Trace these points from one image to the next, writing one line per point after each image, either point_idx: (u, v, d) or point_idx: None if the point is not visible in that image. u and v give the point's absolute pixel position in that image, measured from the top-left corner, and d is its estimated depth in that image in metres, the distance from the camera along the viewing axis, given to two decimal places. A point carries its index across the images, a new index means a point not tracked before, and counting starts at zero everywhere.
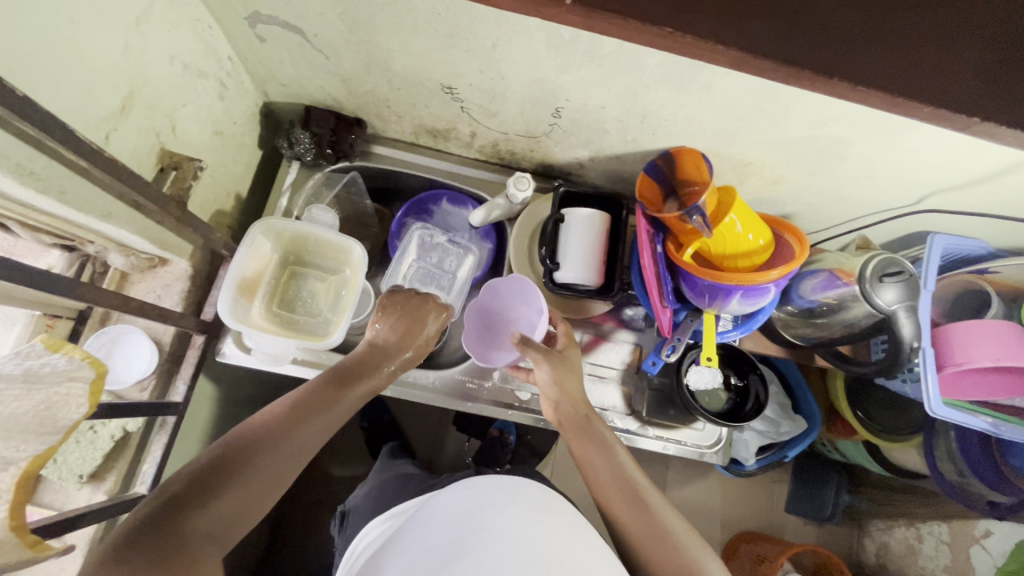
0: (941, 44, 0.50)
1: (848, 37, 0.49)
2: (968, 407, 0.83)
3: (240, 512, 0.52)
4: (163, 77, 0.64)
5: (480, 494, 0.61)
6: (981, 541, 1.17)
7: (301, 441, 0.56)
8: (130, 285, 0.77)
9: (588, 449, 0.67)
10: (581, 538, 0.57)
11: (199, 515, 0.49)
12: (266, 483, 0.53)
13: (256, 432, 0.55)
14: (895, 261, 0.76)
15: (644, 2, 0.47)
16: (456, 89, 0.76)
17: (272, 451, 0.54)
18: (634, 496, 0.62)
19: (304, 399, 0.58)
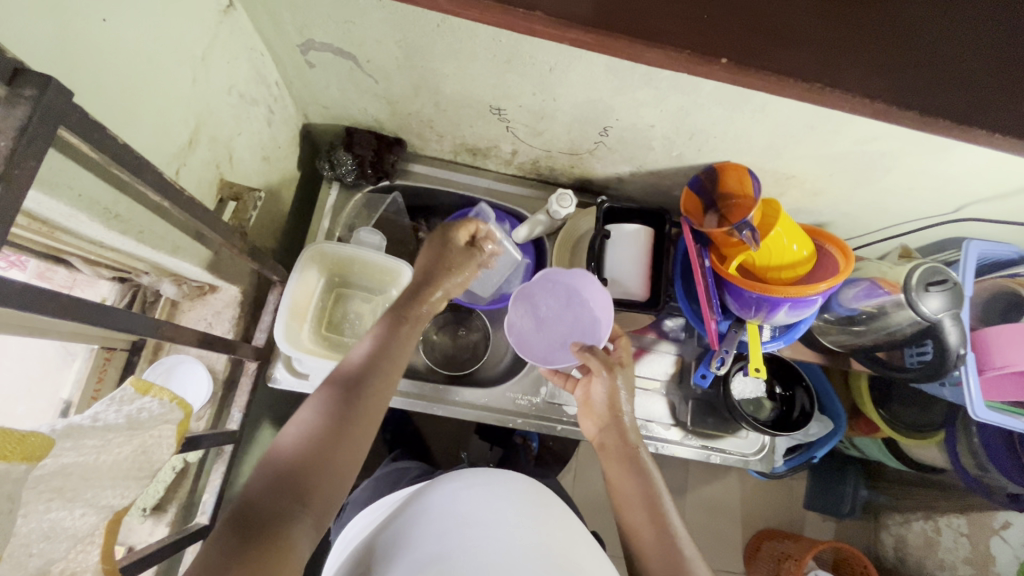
0: (1000, 70, 0.52)
1: (906, 67, 0.51)
2: (1004, 408, 0.85)
3: (333, 470, 0.54)
4: (222, 108, 0.64)
5: (477, 494, 0.62)
6: (1001, 533, 1.22)
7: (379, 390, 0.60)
8: (180, 314, 0.77)
9: (615, 460, 0.71)
10: (565, 528, 0.61)
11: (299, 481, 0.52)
12: (353, 439, 0.56)
13: (336, 391, 0.58)
14: (939, 270, 0.77)
15: (715, 41, 0.50)
16: (505, 110, 0.76)
17: (341, 425, 0.56)
18: (653, 512, 0.65)
19: (361, 362, 0.61)
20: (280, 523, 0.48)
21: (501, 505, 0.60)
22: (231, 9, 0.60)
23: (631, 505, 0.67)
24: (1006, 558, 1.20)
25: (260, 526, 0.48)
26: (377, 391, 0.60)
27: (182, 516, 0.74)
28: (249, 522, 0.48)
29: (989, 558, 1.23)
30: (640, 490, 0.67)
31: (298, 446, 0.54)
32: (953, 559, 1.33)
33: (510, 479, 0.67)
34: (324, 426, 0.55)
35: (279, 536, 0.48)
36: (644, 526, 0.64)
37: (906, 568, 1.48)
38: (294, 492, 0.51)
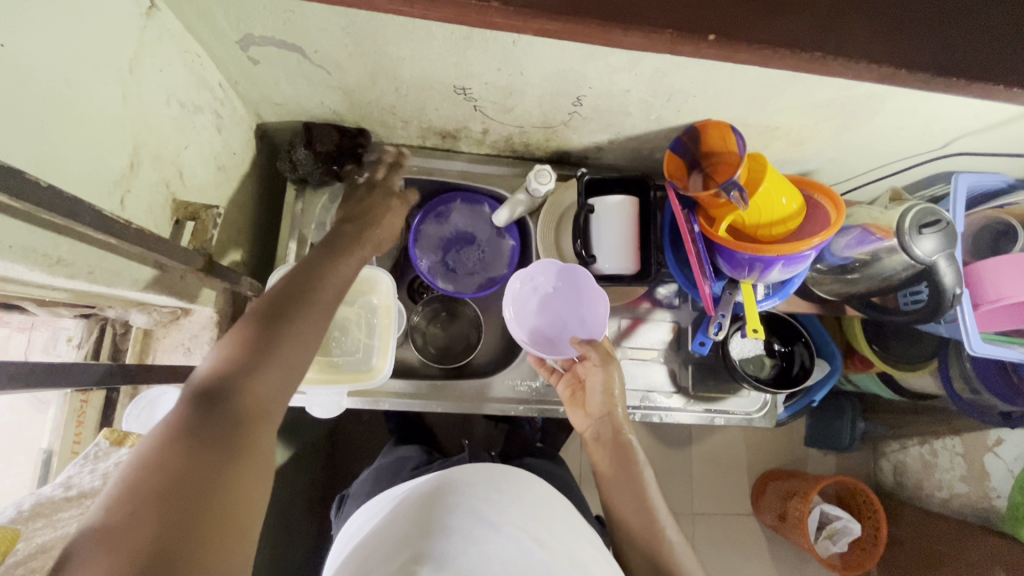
0: (989, 10, 0.49)
1: (882, 16, 0.49)
2: (1000, 339, 0.86)
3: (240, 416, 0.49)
4: (164, 122, 0.58)
5: (487, 494, 0.62)
6: (994, 450, 1.26)
7: (294, 338, 0.54)
8: (156, 342, 0.73)
9: (614, 465, 0.75)
10: (572, 530, 0.63)
11: (205, 426, 0.47)
12: (269, 390, 0.52)
13: (246, 339, 0.52)
14: (932, 210, 0.76)
15: (682, 12, 0.47)
16: (470, 89, 0.71)
17: (256, 365, 0.51)
18: (648, 522, 0.70)
19: (274, 307, 0.55)
20: (204, 467, 0.45)
21: (504, 507, 0.61)
22: (154, 9, 0.54)
23: (625, 508, 0.72)
24: (1000, 472, 1.24)
25: (182, 470, 0.44)
26: (294, 337, 0.54)
27: None
28: (204, 423, 0.47)
29: (983, 474, 1.29)
30: (637, 505, 0.71)
31: (226, 371, 0.51)
32: (949, 479, 1.38)
33: (518, 481, 0.67)
34: (249, 353, 0.52)
35: (210, 481, 0.44)
36: (633, 517, 0.71)
37: (906, 491, 1.54)
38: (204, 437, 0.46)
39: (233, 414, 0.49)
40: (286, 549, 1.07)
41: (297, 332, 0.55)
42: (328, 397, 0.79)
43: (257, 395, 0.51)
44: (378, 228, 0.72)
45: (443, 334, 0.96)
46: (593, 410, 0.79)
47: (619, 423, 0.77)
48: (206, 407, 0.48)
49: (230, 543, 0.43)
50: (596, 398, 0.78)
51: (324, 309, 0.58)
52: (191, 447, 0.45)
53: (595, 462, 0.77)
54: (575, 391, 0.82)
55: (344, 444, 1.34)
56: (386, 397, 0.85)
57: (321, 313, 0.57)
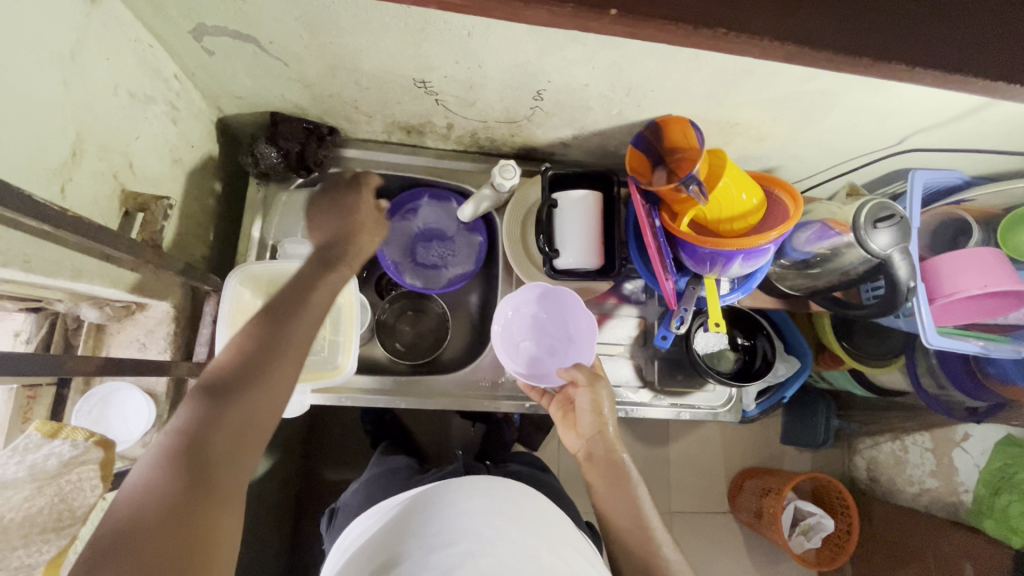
0: None
1: None
2: (958, 332, 0.88)
3: (238, 423, 0.52)
4: (110, 110, 0.57)
5: (479, 509, 0.63)
6: (961, 445, 1.29)
7: (289, 347, 0.56)
8: (109, 338, 0.72)
9: (608, 483, 0.74)
10: (569, 547, 0.63)
11: (207, 434, 0.50)
12: (266, 400, 0.54)
13: (244, 349, 0.55)
14: (886, 205, 0.77)
15: None
16: (430, 83, 0.71)
17: (252, 376, 0.54)
18: (641, 534, 0.69)
19: (268, 318, 0.57)
20: (202, 477, 0.48)
21: (497, 522, 0.61)
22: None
23: (620, 522, 0.71)
24: (968, 468, 1.26)
25: (181, 481, 0.47)
26: (289, 347, 0.56)
27: None
28: (206, 429, 0.50)
29: (952, 469, 1.31)
30: (631, 519, 0.71)
31: (227, 375, 0.53)
32: (920, 474, 1.40)
33: (509, 497, 0.67)
34: (243, 365, 0.54)
35: (201, 491, 0.47)
36: (629, 532, 0.70)
37: (879, 487, 1.56)
38: (202, 447, 0.49)
39: (233, 422, 0.51)
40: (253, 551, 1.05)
41: (288, 343, 0.56)
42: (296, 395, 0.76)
43: (254, 404, 0.53)
44: (360, 228, 0.69)
45: (411, 330, 0.96)
46: (584, 430, 0.79)
47: (611, 442, 0.77)
48: (206, 416, 0.50)
49: (222, 548, 0.46)
50: (587, 420, 0.78)
51: (312, 318, 0.59)
52: (190, 455, 0.48)
53: (589, 482, 0.76)
54: (567, 413, 0.82)
55: (318, 445, 1.32)
56: (349, 394, 0.84)
57: (311, 321, 0.59)
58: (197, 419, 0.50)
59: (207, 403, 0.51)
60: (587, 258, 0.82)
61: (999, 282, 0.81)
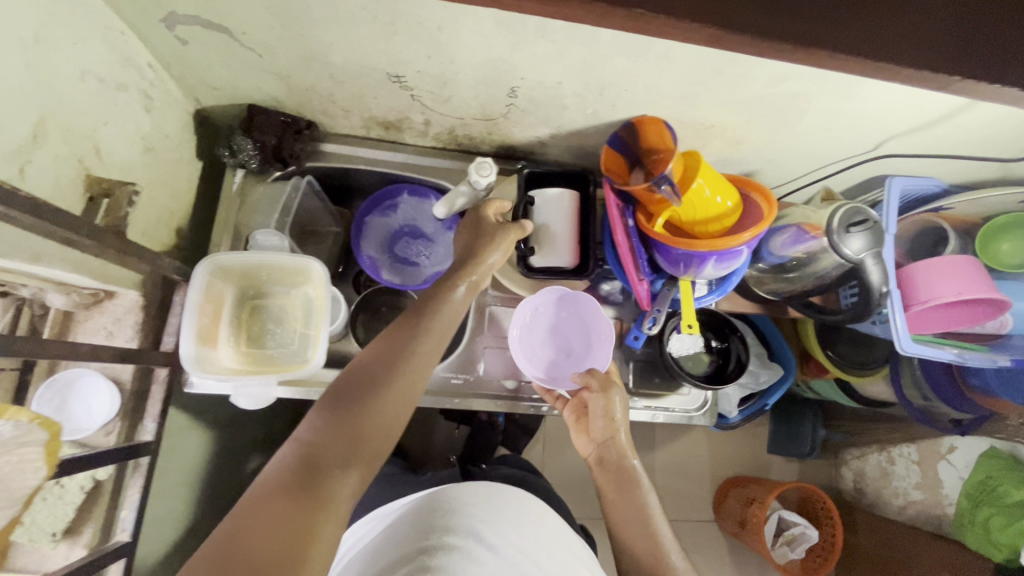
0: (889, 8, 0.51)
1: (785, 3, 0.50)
2: (933, 341, 0.88)
3: (358, 433, 0.57)
4: (77, 95, 0.57)
5: (489, 517, 0.70)
6: (947, 458, 1.28)
7: (411, 370, 0.62)
8: (77, 325, 0.71)
9: (618, 487, 0.78)
10: (564, 560, 0.71)
11: (333, 440, 0.55)
12: (387, 416, 0.59)
13: (370, 368, 0.61)
14: (859, 210, 0.77)
15: None
16: (404, 78, 0.71)
17: (376, 392, 0.59)
18: (653, 542, 0.72)
19: (397, 345, 0.64)
20: (322, 477, 0.53)
21: (508, 536, 0.68)
22: None
23: (630, 529, 0.74)
24: (952, 480, 1.26)
25: (307, 477, 0.52)
26: (406, 371, 0.62)
27: (102, 536, 0.68)
28: (334, 433, 0.56)
29: (937, 482, 1.30)
30: (642, 526, 0.74)
31: (356, 386, 0.60)
32: (906, 486, 1.39)
33: (512, 502, 0.76)
34: (371, 381, 0.60)
35: (320, 489, 0.52)
36: (638, 541, 0.73)
37: (865, 499, 1.55)
38: (327, 450, 0.55)
39: (352, 430, 0.57)
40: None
41: (406, 368, 0.62)
42: (263, 386, 0.75)
43: (376, 418, 0.58)
44: (484, 244, 0.75)
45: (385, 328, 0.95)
46: (596, 434, 0.82)
47: (623, 447, 0.80)
48: (334, 422, 0.57)
49: (328, 546, 0.50)
50: (598, 425, 0.81)
51: (430, 347, 0.65)
52: (318, 454, 0.54)
53: (597, 486, 0.80)
54: (580, 416, 0.84)
55: None
56: (318, 388, 0.83)
57: (428, 348, 0.65)
58: (315, 430, 0.56)
59: (337, 411, 0.58)
60: (558, 251, 0.81)
61: (975, 291, 0.81)
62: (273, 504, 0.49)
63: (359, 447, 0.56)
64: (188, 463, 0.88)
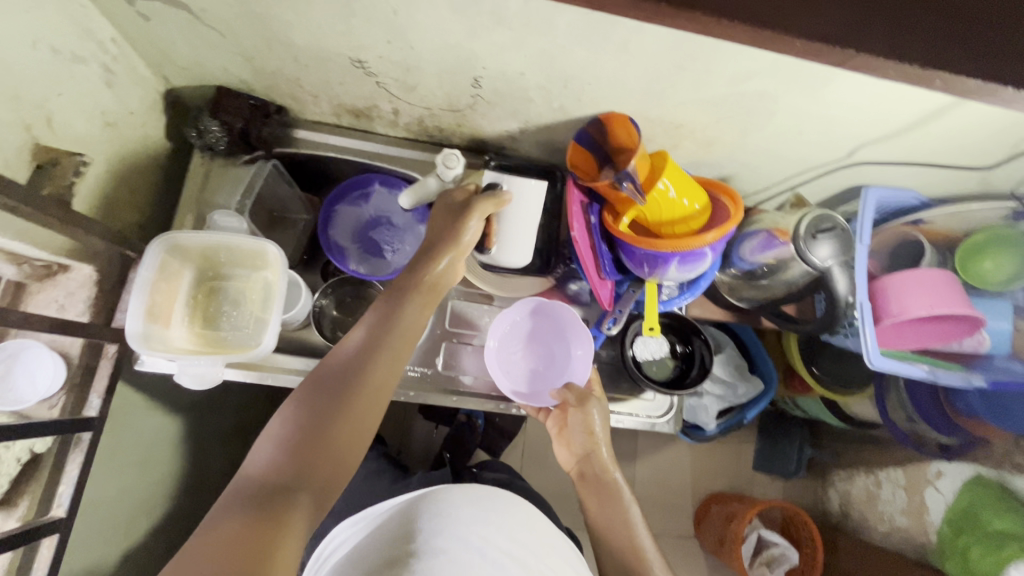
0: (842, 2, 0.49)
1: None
2: (906, 356, 0.86)
3: (316, 446, 0.55)
4: (26, 63, 0.57)
5: (475, 515, 0.69)
6: (934, 483, 1.18)
7: (369, 377, 0.61)
8: (28, 297, 0.71)
9: (601, 500, 0.77)
10: (551, 556, 0.69)
11: (288, 458, 0.54)
12: (349, 426, 0.57)
13: (325, 381, 0.60)
14: (827, 217, 0.76)
15: None
16: (367, 63, 0.71)
17: (334, 404, 0.58)
18: (635, 554, 0.71)
19: (351, 354, 0.62)
20: (278, 499, 0.51)
21: (494, 533, 0.67)
22: None
23: (614, 541, 0.73)
24: (938, 508, 1.17)
25: (260, 499, 0.51)
26: (368, 378, 0.60)
27: (37, 510, 0.67)
28: (288, 450, 0.54)
29: (922, 508, 1.22)
30: (623, 538, 0.73)
31: (311, 401, 0.58)
32: (891, 511, 1.33)
33: (505, 501, 0.73)
34: (329, 394, 0.59)
35: (277, 511, 0.50)
36: (619, 551, 0.72)
37: (850, 523, 1.50)
38: (283, 470, 0.53)
39: (310, 444, 0.55)
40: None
41: (366, 376, 0.60)
42: (210, 367, 0.74)
43: (335, 429, 0.56)
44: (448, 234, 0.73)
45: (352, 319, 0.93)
46: (577, 449, 0.81)
47: (604, 461, 0.80)
48: (290, 440, 0.55)
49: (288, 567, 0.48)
50: (579, 440, 0.81)
51: (390, 353, 0.64)
52: (273, 474, 0.53)
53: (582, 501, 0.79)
54: (560, 429, 0.83)
55: None
56: (269, 372, 0.83)
57: (389, 355, 0.63)
58: (287, 423, 0.56)
59: (293, 427, 0.56)
60: (502, 240, 0.79)
61: (947, 305, 0.79)
62: (223, 530, 0.48)
63: (318, 462, 0.55)
64: (151, 444, 0.87)
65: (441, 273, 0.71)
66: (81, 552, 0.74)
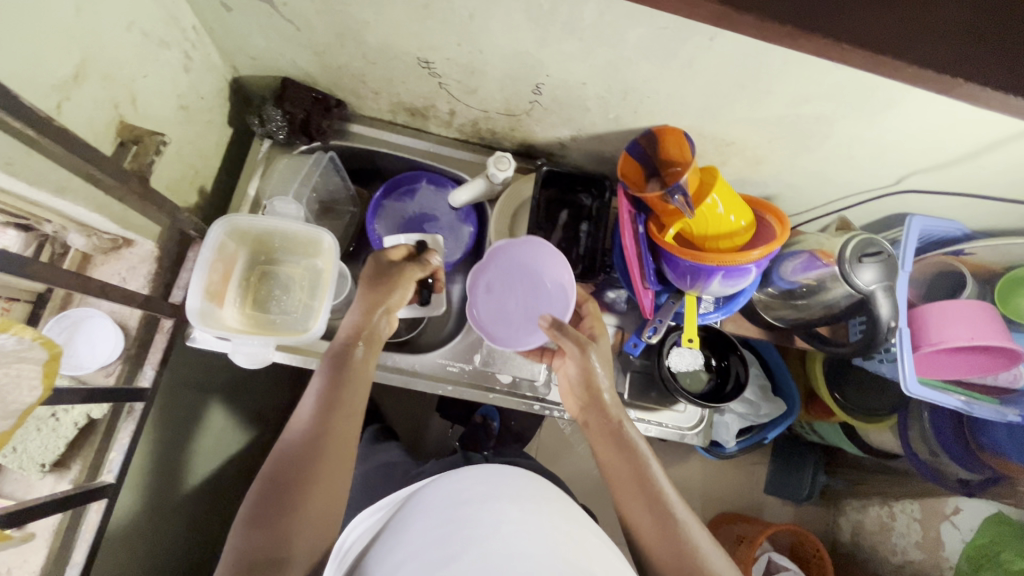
0: (916, 34, 0.51)
1: (809, 16, 0.50)
2: (943, 385, 0.86)
3: (290, 503, 0.61)
4: (121, 45, 0.60)
5: (479, 490, 0.60)
6: (951, 519, 1.19)
7: (334, 433, 0.66)
8: (93, 267, 0.74)
9: (612, 451, 0.72)
10: (583, 534, 0.59)
11: (269, 523, 0.60)
12: (323, 480, 0.63)
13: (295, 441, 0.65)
14: (874, 241, 0.76)
15: None
16: (433, 64, 0.73)
17: (305, 466, 0.63)
18: (659, 513, 0.66)
19: (314, 411, 0.67)
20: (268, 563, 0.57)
21: (503, 506, 0.58)
22: None
23: (631, 500, 0.68)
24: (954, 544, 1.17)
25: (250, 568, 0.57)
26: (334, 432, 0.66)
27: (88, 475, 0.69)
28: (267, 514, 0.60)
29: (938, 543, 1.22)
30: (640, 493, 0.68)
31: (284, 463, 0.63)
32: (905, 544, 1.32)
33: (510, 478, 0.64)
34: (298, 454, 0.64)
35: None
36: (641, 507, 0.67)
37: (860, 552, 1.48)
38: (264, 539, 0.59)
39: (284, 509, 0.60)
40: (220, 516, 1.04)
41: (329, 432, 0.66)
42: (261, 348, 0.76)
43: (305, 488, 0.62)
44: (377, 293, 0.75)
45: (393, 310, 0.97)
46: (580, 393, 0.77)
47: (607, 403, 0.74)
48: (267, 502, 0.61)
49: None
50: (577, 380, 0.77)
51: (344, 403, 0.68)
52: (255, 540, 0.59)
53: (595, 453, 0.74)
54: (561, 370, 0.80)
55: None
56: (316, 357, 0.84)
57: (349, 406, 0.68)
58: (256, 505, 0.61)
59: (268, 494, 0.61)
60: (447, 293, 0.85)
61: (988, 336, 0.79)
62: None
63: (292, 520, 0.60)
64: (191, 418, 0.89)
65: (377, 326, 0.75)
66: (122, 519, 0.77)
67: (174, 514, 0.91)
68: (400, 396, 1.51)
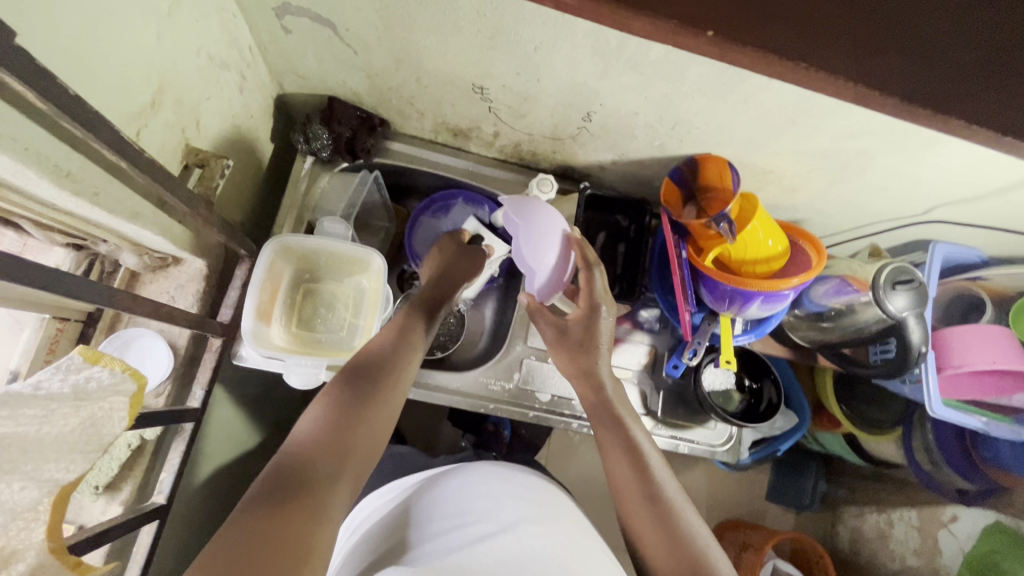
0: (970, 86, 0.54)
1: (873, 67, 0.52)
2: (964, 407, 0.89)
3: (349, 439, 0.56)
4: (190, 68, 0.60)
5: (492, 489, 0.69)
6: (948, 526, 1.22)
7: (394, 387, 0.64)
8: (141, 285, 0.73)
9: (608, 432, 0.70)
10: (583, 534, 0.68)
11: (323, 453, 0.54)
12: (378, 428, 0.60)
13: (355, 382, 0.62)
14: (906, 269, 0.79)
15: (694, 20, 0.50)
16: (487, 90, 0.74)
17: (367, 404, 0.60)
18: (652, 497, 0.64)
19: (377, 358, 0.65)
20: (313, 488, 0.50)
21: (514, 505, 0.67)
22: None
23: (623, 477, 0.66)
24: (951, 551, 1.20)
25: (295, 491, 0.50)
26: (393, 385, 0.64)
27: (137, 496, 0.69)
28: (322, 441, 0.55)
29: (935, 550, 1.24)
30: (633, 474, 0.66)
31: (342, 397, 0.59)
32: (902, 550, 1.35)
33: (526, 477, 0.74)
34: (359, 392, 0.60)
35: (316, 502, 0.49)
36: (629, 488, 0.65)
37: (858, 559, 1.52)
38: (319, 463, 0.53)
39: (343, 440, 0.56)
40: None
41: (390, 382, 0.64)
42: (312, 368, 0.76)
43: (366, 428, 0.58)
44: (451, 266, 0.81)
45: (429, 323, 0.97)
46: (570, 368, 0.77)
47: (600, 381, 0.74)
48: (326, 431, 0.56)
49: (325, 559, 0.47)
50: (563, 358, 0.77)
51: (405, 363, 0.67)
52: (307, 464, 0.52)
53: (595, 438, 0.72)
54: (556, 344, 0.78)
55: None
56: None
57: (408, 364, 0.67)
58: (312, 431, 0.55)
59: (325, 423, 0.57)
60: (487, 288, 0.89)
61: (1011, 361, 0.83)
62: (261, 518, 0.46)
63: (348, 455, 0.55)
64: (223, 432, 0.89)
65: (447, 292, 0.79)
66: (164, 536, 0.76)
67: (203, 528, 0.90)
68: (412, 405, 1.51)
